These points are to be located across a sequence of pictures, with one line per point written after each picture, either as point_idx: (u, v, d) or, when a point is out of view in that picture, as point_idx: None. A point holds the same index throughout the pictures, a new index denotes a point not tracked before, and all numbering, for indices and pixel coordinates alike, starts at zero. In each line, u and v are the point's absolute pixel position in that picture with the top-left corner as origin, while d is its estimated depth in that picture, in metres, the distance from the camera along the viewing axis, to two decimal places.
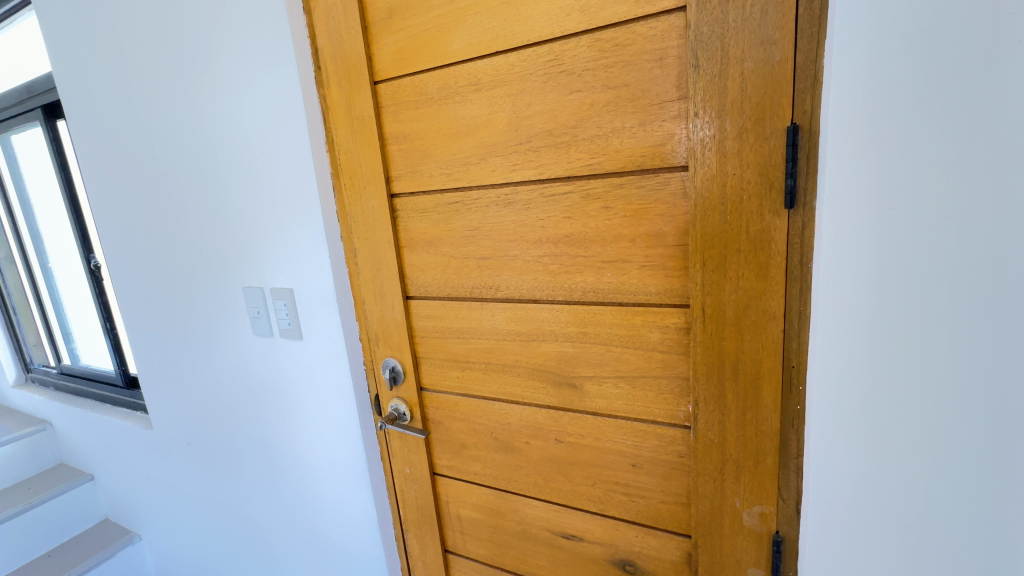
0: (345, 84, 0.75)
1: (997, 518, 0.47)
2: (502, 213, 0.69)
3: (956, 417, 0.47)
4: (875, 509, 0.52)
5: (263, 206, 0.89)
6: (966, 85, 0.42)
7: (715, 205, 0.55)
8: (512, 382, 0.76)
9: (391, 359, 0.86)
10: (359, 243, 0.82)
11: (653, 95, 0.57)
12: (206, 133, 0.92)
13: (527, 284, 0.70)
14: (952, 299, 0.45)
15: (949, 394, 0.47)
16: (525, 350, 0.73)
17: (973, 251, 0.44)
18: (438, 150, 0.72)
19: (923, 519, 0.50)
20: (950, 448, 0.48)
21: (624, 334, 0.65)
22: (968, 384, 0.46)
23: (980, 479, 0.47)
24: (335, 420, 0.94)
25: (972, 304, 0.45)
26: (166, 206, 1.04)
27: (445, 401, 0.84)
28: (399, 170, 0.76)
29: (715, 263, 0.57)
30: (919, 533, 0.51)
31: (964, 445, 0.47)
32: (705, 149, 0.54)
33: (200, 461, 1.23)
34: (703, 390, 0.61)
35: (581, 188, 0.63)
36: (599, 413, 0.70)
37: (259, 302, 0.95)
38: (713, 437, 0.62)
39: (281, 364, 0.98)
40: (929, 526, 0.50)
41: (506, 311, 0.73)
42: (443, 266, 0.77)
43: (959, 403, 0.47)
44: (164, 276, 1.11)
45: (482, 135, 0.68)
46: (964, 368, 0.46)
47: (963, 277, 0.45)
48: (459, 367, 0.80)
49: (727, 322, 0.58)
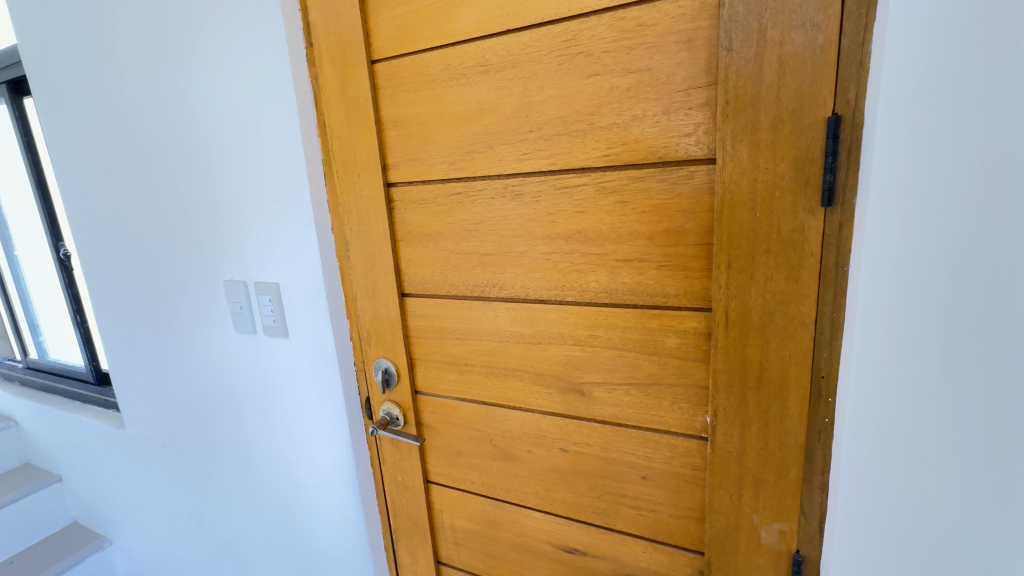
0: (340, 63, 0.70)
1: (993, 532, 0.47)
2: (508, 206, 0.64)
3: (981, 429, 0.45)
4: (894, 520, 0.51)
5: (246, 197, 0.83)
6: (1004, 83, 0.40)
7: (744, 201, 0.51)
8: (514, 387, 0.71)
9: (384, 360, 0.80)
10: (351, 235, 0.76)
11: (678, 80, 0.52)
12: (184, 115, 0.86)
13: (533, 282, 0.66)
14: (983, 310, 0.44)
15: (975, 404, 0.45)
16: (530, 354, 0.69)
17: (1006, 257, 0.42)
18: (440, 137, 0.67)
19: (941, 533, 0.49)
20: (971, 459, 0.46)
21: (638, 339, 0.61)
22: (990, 398, 0.45)
23: (999, 494, 0.46)
24: (322, 423, 0.88)
25: (1004, 310, 0.43)
26: (142, 193, 0.97)
27: (441, 406, 0.79)
28: (396, 158, 0.71)
29: (741, 264, 0.53)
30: (936, 545, 0.49)
31: (986, 458, 0.46)
32: (735, 141, 0.50)
33: (176, 464, 1.16)
34: (723, 400, 0.57)
35: (596, 180, 0.58)
36: (608, 421, 0.66)
37: (242, 297, 0.89)
38: (732, 450, 0.58)
39: (265, 365, 0.92)
40: (944, 540, 0.49)
41: (510, 310, 0.68)
42: (442, 261, 0.71)
43: (985, 414, 0.45)
44: (138, 266, 1.03)
45: (489, 121, 0.63)
46: (991, 378, 0.44)
47: (995, 283, 0.43)
48: (457, 370, 0.75)
49: (752, 328, 0.54)
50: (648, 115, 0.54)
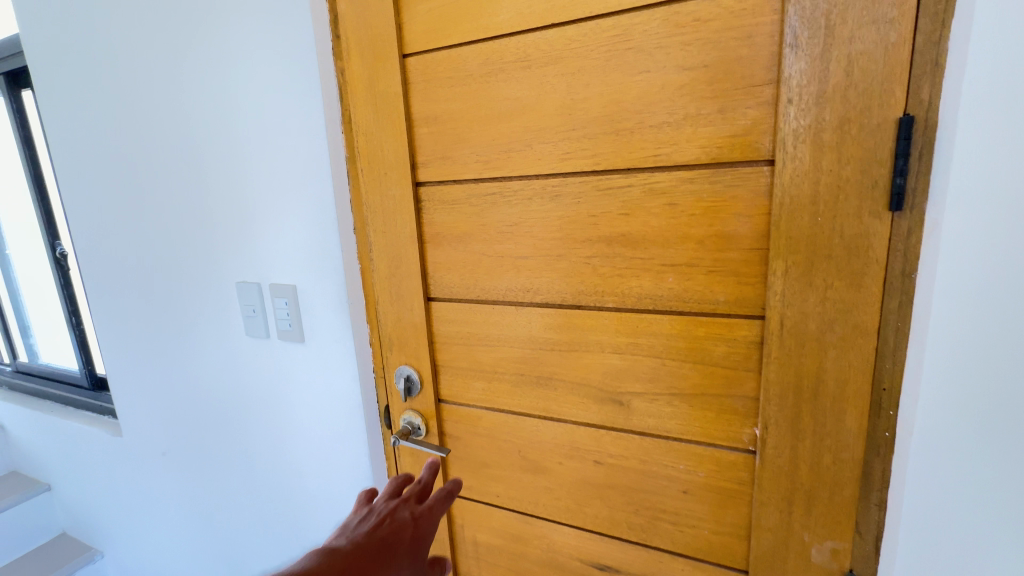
0: (369, 56, 0.67)
1: None
2: (547, 208, 0.62)
3: None
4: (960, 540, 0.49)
5: (263, 196, 0.79)
6: None
7: (805, 204, 0.49)
8: (547, 396, 0.68)
9: (406, 367, 0.77)
10: (375, 237, 0.73)
11: (735, 78, 0.50)
12: (198, 110, 0.82)
13: (571, 288, 0.63)
14: None
15: None
16: (565, 363, 0.66)
17: None
18: (474, 135, 0.64)
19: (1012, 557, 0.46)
20: None
21: (683, 347, 0.58)
22: None
23: None
24: (337, 433, 0.85)
25: None
26: (149, 190, 0.92)
27: (466, 415, 0.75)
28: (426, 156, 0.68)
29: (799, 270, 0.50)
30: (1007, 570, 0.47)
31: None
32: (797, 142, 0.48)
33: (177, 474, 1.11)
34: (774, 412, 0.55)
35: (644, 181, 0.56)
36: (648, 433, 0.63)
37: (255, 301, 0.85)
38: (783, 464, 0.56)
39: (277, 371, 0.88)
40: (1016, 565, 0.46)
41: (545, 317, 0.65)
42: (472, 265, 0.69)
43: None
44: (142, 266, 0.99)
45: (528, 119, 0.60)
46: None
47: None
48: (485, 378, 0.72)
49: (809, 337, 0.51)
50: (703, 114, 0.52)
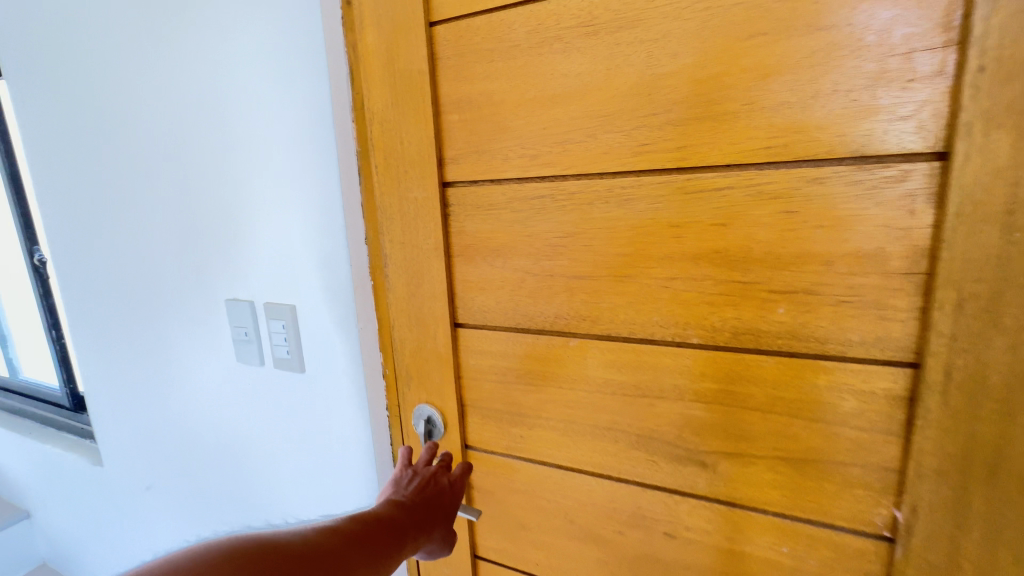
0: (388, 26, 0.54)
1: None
2: (612, 215, 0.48)
3: None
4: None
5: (258, 199, 0.67)
6: None
7: (995, 215, 0.35)
8: (604, 449, 0.55)
9: (425, 406, 0.64)
10: (391, 248, 0.60)
11: (894, 41, 0.36)
12: (177, 96, 0.69)
13: (641, 318, 0.50)
14: None
15: None
16: (629, 411, 0.52)
17: None
18: (519, 123, 0.51)
19: None
20: None
21: (794, 399, 0.45)
22: None
23: None
24: (344, 479, 0.72)
25: None
26: (126, 190, 0.79)
27: (499, 466, 0.62)
28: (456, 150, 0.55)
29: (980, 306, 0.37)
30: None
31: None
32: (988, 127, 0.34)
33: (162, 511, 0.99)
34: (926, 492, 0.41)
35: (749, 182, 0.43)
36: (738, 504, 0.49)
37: (248, 321, 0.72)
38: (934, 560, 0.42)
39: (274, 404, 0.75)
40: None
41: (605, 352, 0.52)
42: (512, 285, 0.55)
43: None
44: (119, 277, 0.86)
45: (592, 102, 0.47)
46: None
47: None
48: (524, 423, 0.59)
49: (988, 397, 0.38)
50: (848, 91, 0.38)
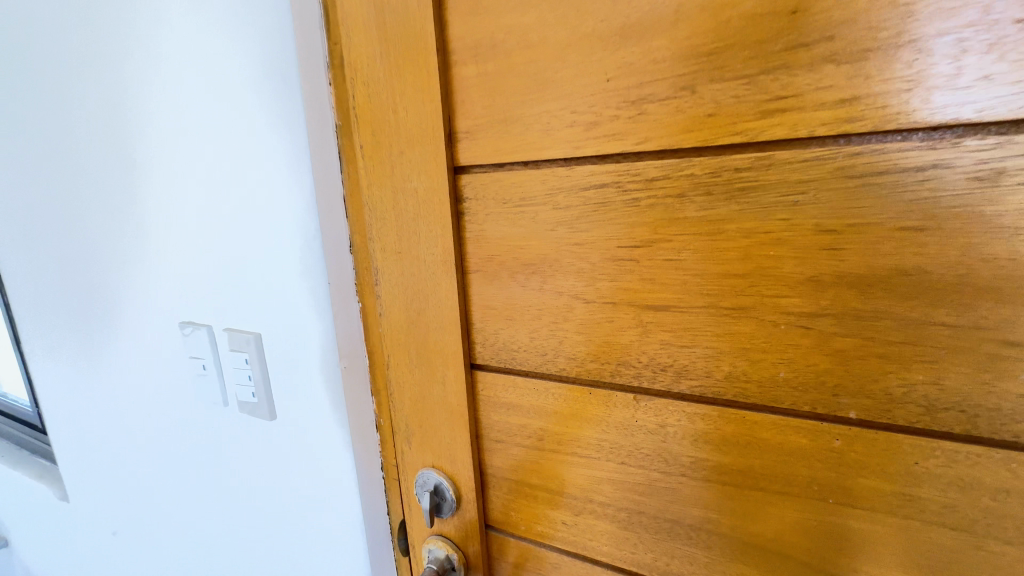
0: None
1: None
2: (718, 213, 0.31)
3: None
4: None
5: (205, 191, 0.50)
6: None
7: None
8: (690, 555, 0.38)
9: (432, 472, 0.47)
10: (383, 260, 0.44)
11: None
12: (100, 59, 0.53)
13: (759, 374, 0.32)
14: None
15: None
16: (731, 506, 0.35)
17: None
18: (569, 74, 0.33)
19: None
20: None
21: None
22: None
23: None
24: (329, 554, 0.56)
25: None
26: (53, 180, 0.63)
27: (533, 558, 0.45)
28: (473, 119, 0.38)
29: None
30: None
31: None
32: None
33: (134, 558, 0.85)
34: None
35: (977, 158, 0.25)
36: None
37: (205, 351, 0.56)
38: None
39: (245, 451, 0.59)
40: None
41: (695, 421, 0.35)
42: (555, 316, 0.38)
43: None
44: (59, 289, 0.70)
45: (690, 35, 0.29)
46: None
47: None
48: (569, 505, 0.42)
49: None
50: (952, 39, 0.24)
